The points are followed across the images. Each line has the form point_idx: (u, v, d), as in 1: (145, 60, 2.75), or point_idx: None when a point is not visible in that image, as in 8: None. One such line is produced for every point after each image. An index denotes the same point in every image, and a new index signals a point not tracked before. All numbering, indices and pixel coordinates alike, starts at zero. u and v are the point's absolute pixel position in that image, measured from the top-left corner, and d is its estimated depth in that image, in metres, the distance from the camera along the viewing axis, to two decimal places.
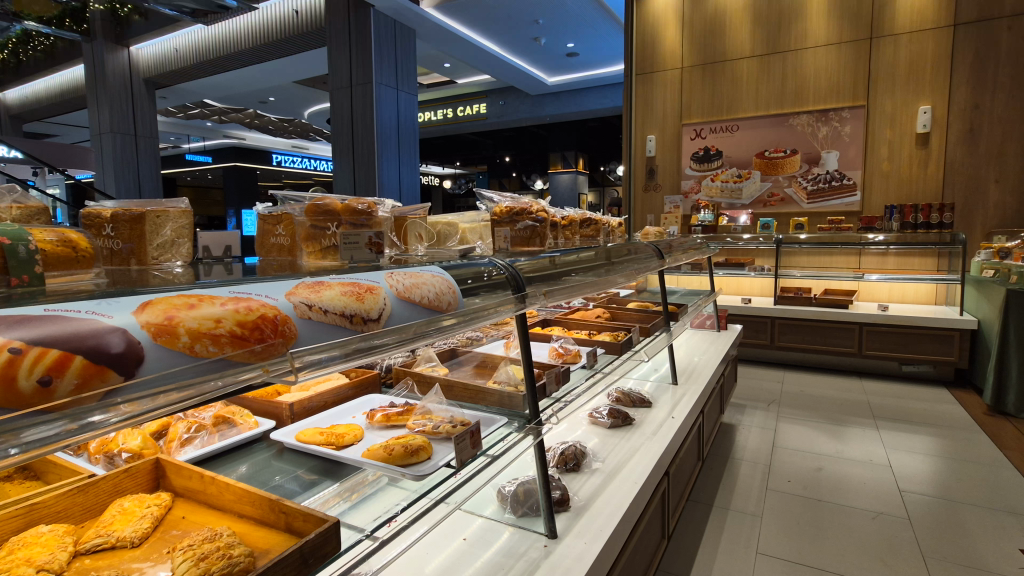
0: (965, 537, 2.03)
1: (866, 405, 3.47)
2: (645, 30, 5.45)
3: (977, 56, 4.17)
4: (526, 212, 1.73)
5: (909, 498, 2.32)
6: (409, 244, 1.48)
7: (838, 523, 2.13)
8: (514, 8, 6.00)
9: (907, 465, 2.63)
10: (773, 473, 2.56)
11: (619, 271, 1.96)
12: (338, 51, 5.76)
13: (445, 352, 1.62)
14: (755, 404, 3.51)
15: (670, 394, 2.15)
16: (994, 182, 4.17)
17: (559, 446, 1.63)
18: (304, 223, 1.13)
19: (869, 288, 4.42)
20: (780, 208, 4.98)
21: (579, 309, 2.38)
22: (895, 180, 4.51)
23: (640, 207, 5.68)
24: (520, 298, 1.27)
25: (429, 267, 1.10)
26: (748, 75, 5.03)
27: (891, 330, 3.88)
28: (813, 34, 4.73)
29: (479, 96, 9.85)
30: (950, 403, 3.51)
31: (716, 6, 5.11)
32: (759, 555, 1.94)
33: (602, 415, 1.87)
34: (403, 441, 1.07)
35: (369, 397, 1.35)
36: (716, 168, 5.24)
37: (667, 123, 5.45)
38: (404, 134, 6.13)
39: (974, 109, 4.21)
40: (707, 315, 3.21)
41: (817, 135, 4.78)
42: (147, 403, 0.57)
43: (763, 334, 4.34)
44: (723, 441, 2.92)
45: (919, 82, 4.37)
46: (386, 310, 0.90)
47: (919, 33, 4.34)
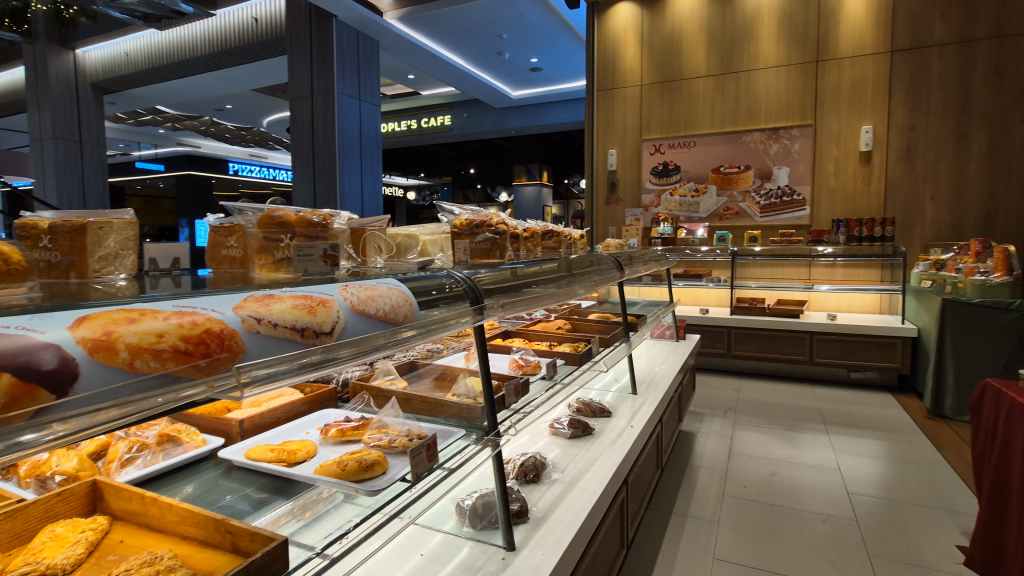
0: (908, 537, 2.13)
1: (817, 411, 3.61)
2: (606, 47, 5.60)
3: (913, 80, 4.46)
4: (486, 224, 1.74)
5: (857, 500, 2.42)
6: (368, 256, 1.47)
7: (792, 527, 2.20)
8: (479, 22, 6.07)
9: (855, 468, 2.75)
10: (729, 479, 2.63)
11: (580, 282, 1.99)
12: (300, 60, 5.68)
13: (405, 365, 1.61)
14: (713, 412, 3.60)
15: (630, 403, 2.19)
16: (930, 198, 4.45)
17: (519, 457, 1.63)
18: (257, 234, 1.11)
19: (819, 299, 4.64)
20: (734, 221, 5.18)
21: (540, 320, 2.40)
22: (842, 195, 4.74)
23: (601, 220, 5.79)
24: (478, 309, 1.27)
25: (386, 279, 1.09)
26: (704, 93, 5.22)
27: (840, 338, 4.05)
28: (763, 56, 4.97)
29: (443, 108, 9.87)
30: (894, 408, 3.69)
31: (672, 26, 5.31)
32: (716, 561, 1.98)
33: (563, 425, 1.89)
34: (358, 456, 1.05)
35: (324, 412, 1.33)
36: (675, 182, 5.39)
37: (628, 138, 5.59)
38: (366, 144, 6.08)
39: (910, 130, 4.49)
40: (666, 325, 3.27)
41: (769, 151, 4.98)
42: (85, 421, 0.55)
43: (720, 343, 4.47)
44: (681, 449, 2.98)
45: (861, 104, 4.64)
46: (340, 322, 0.89)
47: (860, 58, 4.62)
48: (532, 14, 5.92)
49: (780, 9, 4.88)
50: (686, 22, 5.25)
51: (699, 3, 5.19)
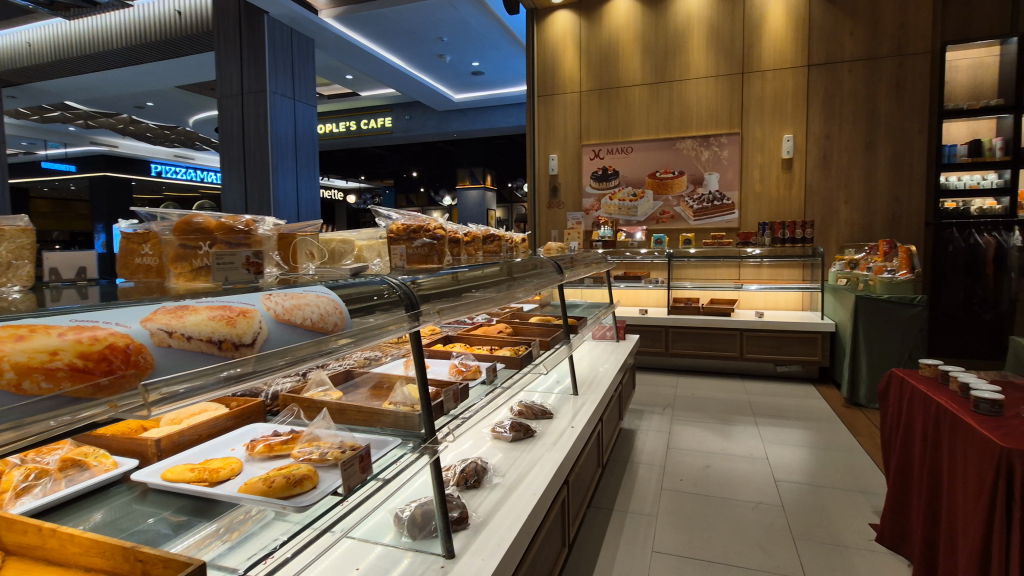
0: (828, 519, 2.28)
1: (747, 404, 3.81)
2: (545, 53, 5.70)
3: (827, 93, 4.81)
4: (424, 229, 1.72)
5: (783, 487, 2.56)
6: (298, 263, 1.42)
7: (725, 516, 2.30)
8: (418, 24, 6.02)
9: (782, 456, 2.92)
10: (667, 473, 2.73)
11: (521, 286, 2.00)
12: (229, 57, 5.43)
13: (340, 374, 1.57)
14: (652, 409, 3.73)
15: (572, 404, 2.23)
16: (844, 202, 4.80)
17: (459, 463, 1.62)
18: (173, 241, 1.04)
19: (748, 297, 4.90)
20: (670, 224, 5.38)
21: (482, 324, 2.40)
22: (767, 200, 5.03)
23: (544, 223, 5.87)
24: (414, 315, 1.25)
25: (314, 287, 1.06)
26: (640, 100, 5.41)
27: (767, 334, 4.30)
28: (694, 67, 5.20)
29: (384, 110, 9.70)
30: (815, 398, 3.95)
31: (608, 35, 5.47)
32: (655, 553, 2.04)
33: (504, 429, 1.89)
34: (287, 472, 1.01)
35: (251, 427, 1.27)
36: (614, 187, 5.54)
37: (568, 143, 5.70)
38: (301, 145, 5.87)
39: (826, 139, 4.83)
40: (607, 327, 3.34)
41: (700, 158, 5.22)
42: None
43: (658, 342, 4.63)
44: (622, 446, 3.07)
45: (783, 114, 4.95)
46: (262, 334, 0.85)
47: (781, 71, 4.93)
48: (472, 17, 5.94)
49: (708, 22, 5.13)
50: (622, 31, 5.42)
51: (633, 13, 5.38)
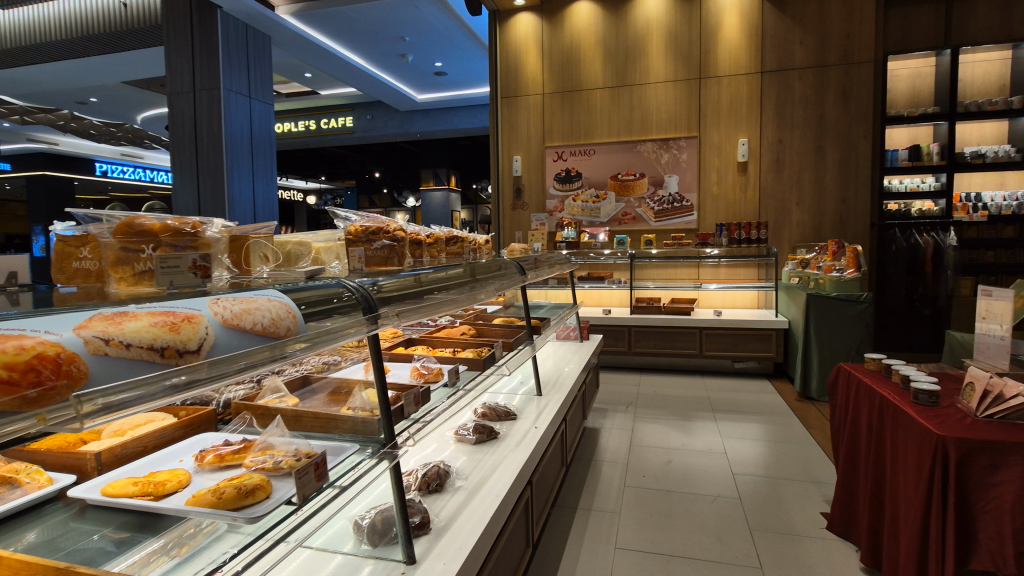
0: (783, 509, 2.36)
1: (706, 400, 3.91)
2: (508, 55, 5.71)
3: (779, 99, 4.99)
4: (384, 231, 1.68)
5: (741, 480, 2.64)
6: (252, 266, 1.37)
7: (685, 511, 2.36)
8: (380, 23, 5.93)
9: (739, 450, 3.01)
10: (631, 470, 2.77)
11: (484, 287, 1.99)
12: (180, 52, 5.24)
13: (296, 381, 1.53)
14: (615, 408, 3.78)
15: (536, 404, 2.23)
16: (796, 204, 5.00)
17: (421, 468, 1.59)
18: (113, 245, 0.99)
19: (707, 296, 5.03)
20: (632, 225, 5.47)
21: (445, 327, 2.38)
22: (724, 201, 5.19)
23: (508, 225, 5.88)
24: (372, 318, 1.22)
25: (266, 291, 1.02)
26: (601, 103, 5.49)
27: (725, 332, 4.43)
28: (654, 71, 5.31)
29: (345, 109, 9.52)
30: (771, 393, 4.09)
31: (570, 38, 5.53)
32: (618, 550, 2.07)
33: (467, 431, 1.88)
34: (238, 482, 0.98)
35: (200, 437, 1.23)
36: (577, 189, 5.60)
37: (531, 145, 5.73)
38: (257, 144, 5.70)
39: (778, 144, 5.02)
40: (570, 327, 3.37)
41: (660, 160, 5.33)
42: None
43: (621, 341, 4.70)
44: (586, 445, 3.10)
45: (738, 119, 5.11)
46: (208, 340, 0.82)
47: (736, 77, 5.09)
48: (434, 17, 5.90)
49: (666, 28, 5.25)
50: (583, 35, 5.49)
51: (594, 18, 5.46)
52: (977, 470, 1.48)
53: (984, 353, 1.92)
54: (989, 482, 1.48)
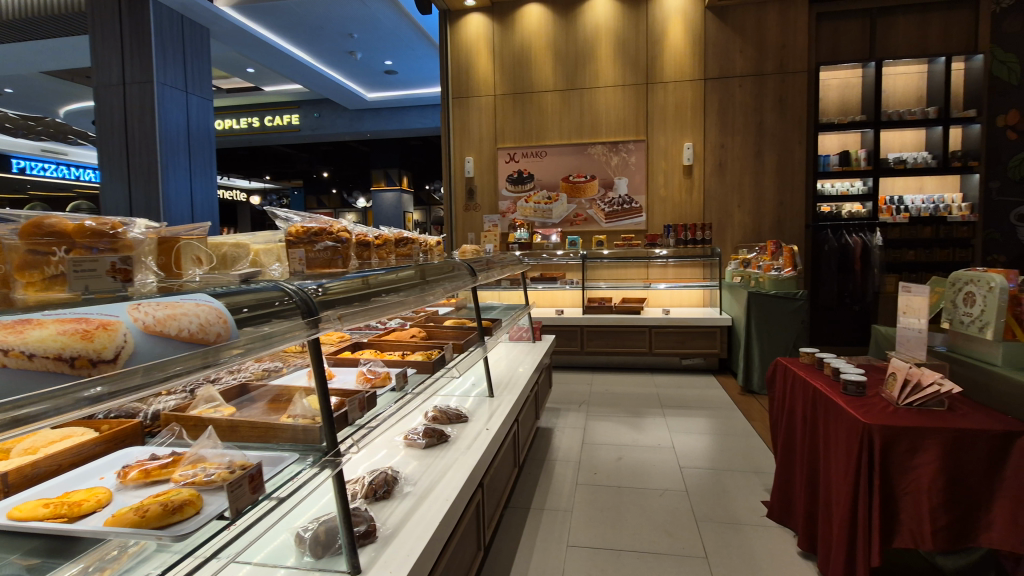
0: (726, 499, 2.46)
1: (655, 397, 4.02)
2: (459, 56, 5.68)
3: (721, 105, 5.20)
4: (327, 232, 1.62)
5: (688, 473, 2.73)
6: (183, 269, 1.30)
7: (635, 505, 2.41)
8: (327, 18, 5.77)
9: (687, 445, 3.10)
10: (583, 468, 2.81)
11: (434, 289, 1.96)
12: (108, 43, 4.93)
13: (233, 390, 1.45)
14: (568, 407, 3.81)
15: (487, 406, 2.22)
16: (737, 207, 5.22)
17: (367, 474, 1.55)
18: (16, 246, 0.89)
19: (656, 296, 5.18)
20: (583, 226, 5.54)
21: (394, 329, 2.33)
22: (670, 203, 5.35)
23: (460, 226, 5.85)
24: (312, 321, 1.17)
25: (195, 295, 0.96)
26: (552, 106, 5.55)
27: (674, 330, 4.56)
28: (603, 76, 5.42)
29: (290, 106, 9.20)
30: (716, 388, 4.24)
31: (521, 40, 5.56)
32: (570, 548, 2.09)
33: (417, 435, 1.84)
34: (164, 499, 0.92)
35: (124, 452, 1.15)
36: (529, 190, 5.63)
37: (483, 146, 5.72)
38: (195, 141, 5.44)
39: (721, 148, 5.23)
40: (523, 328, 3.39)
41: (610, 163, 5.43)
42: None
43: (574, 341, 4.76)
44: (539, 445, 3.12)
45: (683, 124, 5.28)
46: (127, 347, 0.76)
47: (681, 83, 5.26)
48: (384, 14, 5.80)
49: (614, 34, 5.37)
50: (534, 37, 5.53)
51: (544, 21, 5.51)
52: (897, 455, 1.59)
53: (905, 345, 2.06)
54: (909, 465, 1.58)
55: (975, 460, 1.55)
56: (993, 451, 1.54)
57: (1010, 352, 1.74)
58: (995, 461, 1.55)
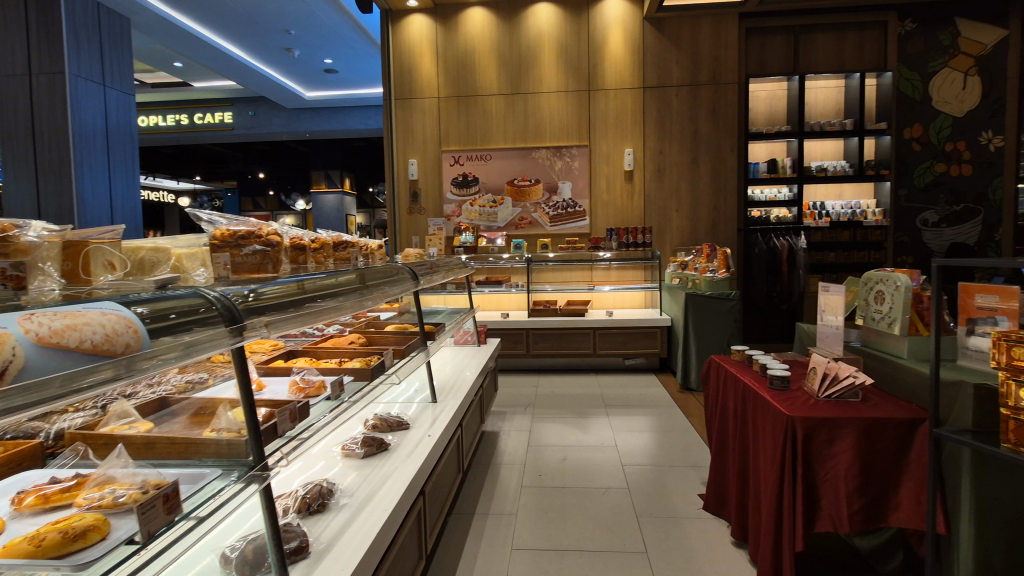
0: (665, 494, 2.54)
1: (599, 397, 4.10)
2: (401, 57, 5.60)
3: (659, 113, 5.40)
4: (254, 236, 1.55)
5: (630, 470, 2.80)
6: (93, 274, 1.21)
7: (579, 505, 2.44)
8: (261, 12, 5.54)
9: (629, 443, 3.17)
10: (529, 470, 2.82)
11: (374, 295, 1.91)
12: (10, 29, 4.51)
13: (151, 405, 1.36)
14: (514, 410, 3.82)
15: (430, 412, 2.19)
16: (675, 211, 5.44)
17: (301, 487, 1.49)
18: None
19: (600, 298, 5.29)
20: (528, 230, 5.60)
21: (332, 336, 2.26)
22: (613, 207, 5.49)
23: (404, 229, 5.75)
24: (237, 329, 1.09)
25: (100, 303, 0.88)
26: (496, 110, 5.57)
27: (617, 331, 4.67)
28: (546, 82, 5.50)
29: (223, 104, 8.76)
30: (657, 386, 4.38)
31: (464, 43, 5.55)
32: (514, 551, 2.09)
33: (355, 445, 1.79)
34: (64, 525, 0.84)
35: (19, 476, 1.06)
36: (474, 193, 5.62)
37: (427, 148, 5.65)
38: (113, 138, 5.08)
39: (659, 154, 5.42)
40: (467, 331, 3.36)
41: (554, 167, 5.51)
42: None
43: (519, 344, 4.79)
44: (485, 449, 3.11)
45: (624, 130, 5.44)
46: (15, 362, 0.70)
47: (621, 91, 5.42)
48: (323, 11, 5.65)
49: (557, 40, 5.46)
50: (477, 41, 5.54)
51: (487, 25, 5.53)
52: (818, 444, 1.69)
53: (825, 342, 2.20)
54: (829, 454, 1.69)
55: (885, 446, 1.68)
56: (900, 437, 1.68)
57: (915, 346, 1.89)
58: (902, 446, 1.68)
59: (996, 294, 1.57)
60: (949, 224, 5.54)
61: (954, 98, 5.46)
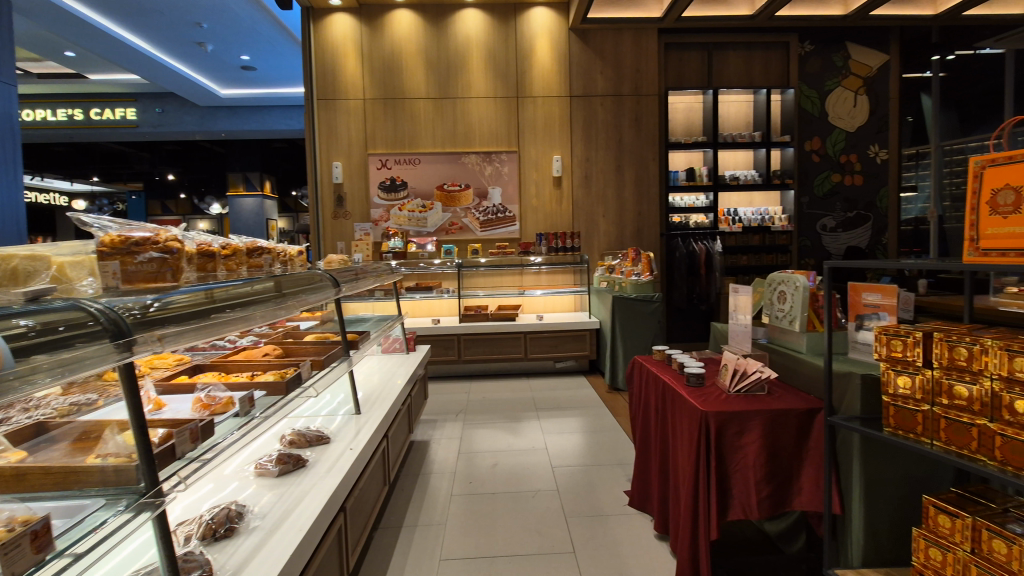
0: (593, 492, 2.61)
1: (530, 400, 4.15)
2: (324, 56, 5.41)
3: (585, 121, 5.56)
4: (150, 242, 1.42)
5: (560, 472, 2.85)
6: None
7: (509, 510, 2.45)
8: (167, 3, 5.18)
9: (559, 444, 3.23)
10: (459, 478, 2.80)
11: (293, 304, 1.81)
12: None
13: (26, 431, 1.21)
14: (445, 418, 3.78)
15: (353, 424, 2.11)
16: (602, 217, 5.63)
17: (207, 512, 1.39)
18: None
19: (530, 302, 5.33)
20: (459, 235, 5.57)
21: (245, 348, 2.13)
22: (542, 212, 5.59)
23: (329, 235, 5.54)
24: (125, 345, 0.98)
25: None
26: (425, 114, 5.52)
27: (547, 335, 4.75)
28: (475, 87, 5.51)
29: (126, 99, 8.08)
30: (586, 388, 4.49)
31: (391, 45, 5.46)
32: (442, 561, 2.06)
33: (269, 463, 1.70)
34: None
35: None
36: (403, 198, 5.53)
37: (353, 151, 5.49)
38: None
39: (586, 161, 5.59)
40: (395, 338, 3.28)
41: (483, 172, 5.53)
42: None
43: (451, 350, 4.74)
44: (414, 460, 3.04)
45: (552, 137, 5.56)
46: None
47: (549, 99, 5.54)
48: (238, 5, 5.36)
49: (484, 46, 5.49)
50: (404, 43, 5.47)
51: (414, 28, 5.47)
52: (729, 437, 1.78)
53: (735, 340, 2.33)
54: (739, 445, 1.78)
55: (787, 435, 1.80)
56: (801, 425, 1.81)
57: (813, 342, 2.04)
58: (802, 434, 1.81)
59: (879, 291, 1.76)
60: (844, 230, 6.09)
61: (846, 115, 6.01)
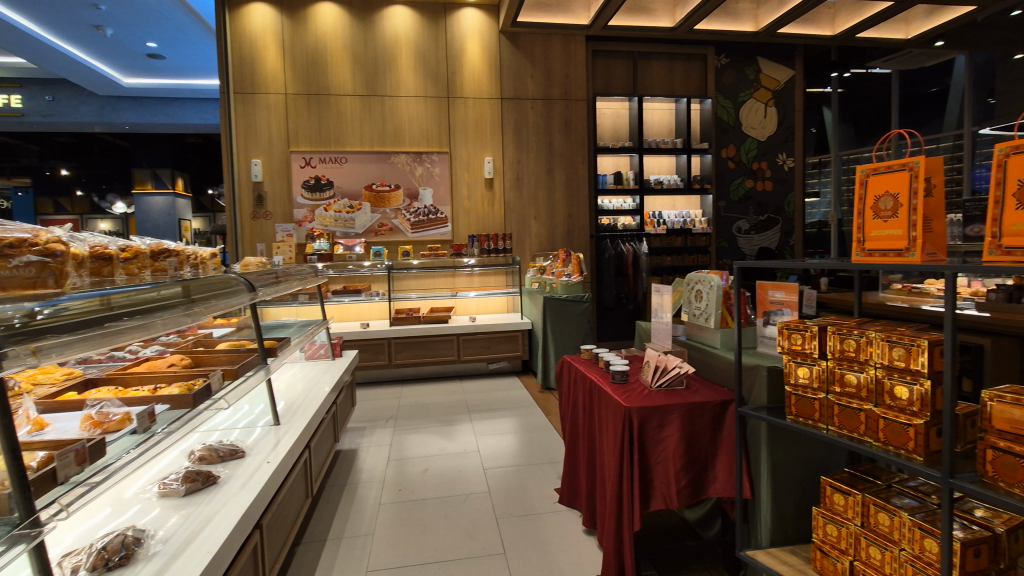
0: (523, 492, 2.63)
1: (462, 403, 4.12)
2: (241, 47, 5.12)
3: (516, 124, 5.62)
4: (27, 243, 1.29)
5: (492, 473, 2.85)
6: None
7: (440, 515, 2.42)
8: None
9: (491, 446, 3.24)
10: (388, 486, 2.73)
11: (205, 310, 1.69)
12: None
13: None
14: (374, 424, 3.68)
15: (270, 436, 2.00)
16: (533, 218, 5.71)
17: (100, 540, 1.26)
18: None
19: (462, 304, 5.31)
20: (389, 236, 5.45)
21: (147, 359, 1.96)
22: (474, 214, 5.58)
23: (247, 235, 5.25)
24: None
25: None
26: (351, 112, 5.35)
27: (480, 336, 4.75)
28: (404, 85, 5.41)
29: (9, 84, 7.24)
30: (519, 388, 4.52)
31: (315, 39, 5.25)
32: (369, 573, 2.00)
33: (174, 483, 1.57)
34: None
35: None
36: (328, 198, 5.34)
37: (274, 147, 5.23)
38: None
39: (517, 164, 5.64)
40: (320, 344, 3.15)
41: (414, 172, 5.44)
42: None
43: (380, 355, 4.62)
44: (341, 470, 2.93)
45: (483, 139, 5.57)
46: None
47: (479, 100, 5.54)
48: None
49: (413, 44, 5.41)
50: (329, 37, 5.28)
51: (340, 22, 5.29)
52: (650, 430, 1.85)
53: (657, 337, 2.43)
54: (660, 438, 1.86)
55: (704, 425, 1.89)
56: (715, 416, 1.91)
57: (726, 338, 2.17)
58: (717, 424, 1.91)
59: (783, 290, 1.89)
60: (757, 231, 6.52)
61: (758, 125, 6.44)
